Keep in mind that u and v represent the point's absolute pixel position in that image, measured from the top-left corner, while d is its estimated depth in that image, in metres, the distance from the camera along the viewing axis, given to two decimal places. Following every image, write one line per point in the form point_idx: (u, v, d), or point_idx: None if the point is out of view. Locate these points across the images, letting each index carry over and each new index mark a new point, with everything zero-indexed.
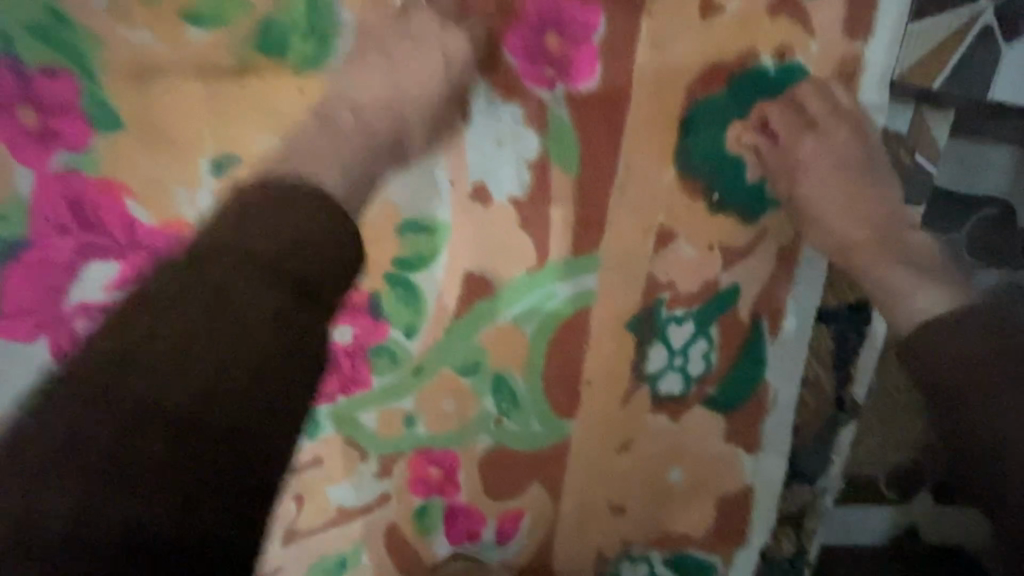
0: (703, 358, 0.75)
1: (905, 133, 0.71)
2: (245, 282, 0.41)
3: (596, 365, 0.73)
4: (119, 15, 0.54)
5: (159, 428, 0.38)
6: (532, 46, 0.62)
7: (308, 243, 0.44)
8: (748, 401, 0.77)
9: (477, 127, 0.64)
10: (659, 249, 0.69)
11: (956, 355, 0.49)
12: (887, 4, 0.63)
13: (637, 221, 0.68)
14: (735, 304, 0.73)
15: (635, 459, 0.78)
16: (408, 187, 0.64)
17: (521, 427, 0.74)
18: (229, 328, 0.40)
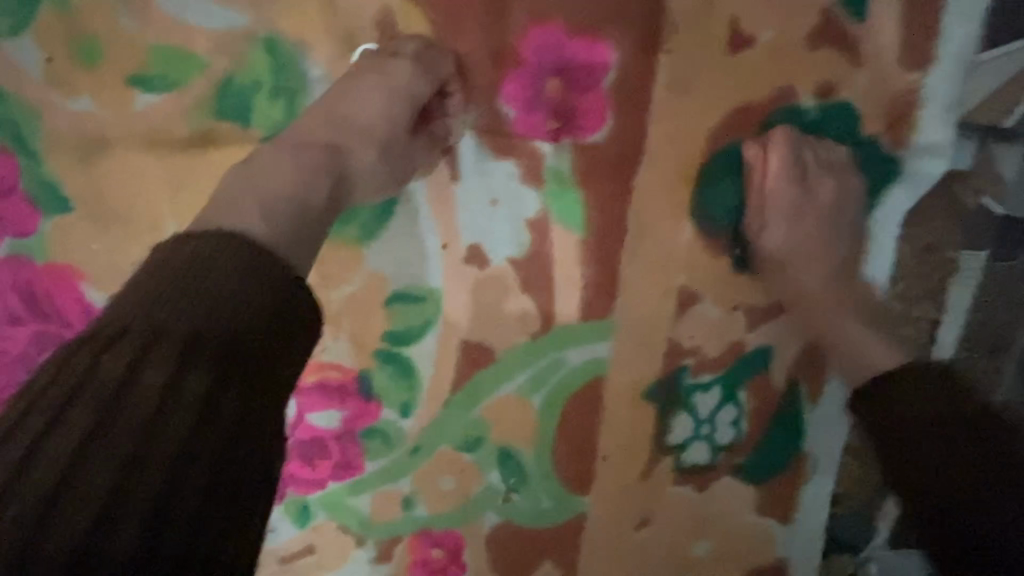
0: (732, 427, 0.65)
1: (968, 169, 0.60)
2: (162, 358, 0.31)
3: (612, 438, 0.65)
4: (57, 82, 0.49)
5: (55, 562, 0.27)
6: (532, 94, 0.54)
7: (255, 277, 0.34)
8: (783, 474, 0.67)
9: (467, 183, 0.56)
10: (680, 311, 0.61)
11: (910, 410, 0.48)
12: (951, 30, 0.54)
13: (654, 281, 0.60)
14: (768, 366, 0.63)
15: (657, 535, 0.69)
16: (395, 254, 0.57)
17: (530, 505, 0.66)
18: (145, 417, 0.30)
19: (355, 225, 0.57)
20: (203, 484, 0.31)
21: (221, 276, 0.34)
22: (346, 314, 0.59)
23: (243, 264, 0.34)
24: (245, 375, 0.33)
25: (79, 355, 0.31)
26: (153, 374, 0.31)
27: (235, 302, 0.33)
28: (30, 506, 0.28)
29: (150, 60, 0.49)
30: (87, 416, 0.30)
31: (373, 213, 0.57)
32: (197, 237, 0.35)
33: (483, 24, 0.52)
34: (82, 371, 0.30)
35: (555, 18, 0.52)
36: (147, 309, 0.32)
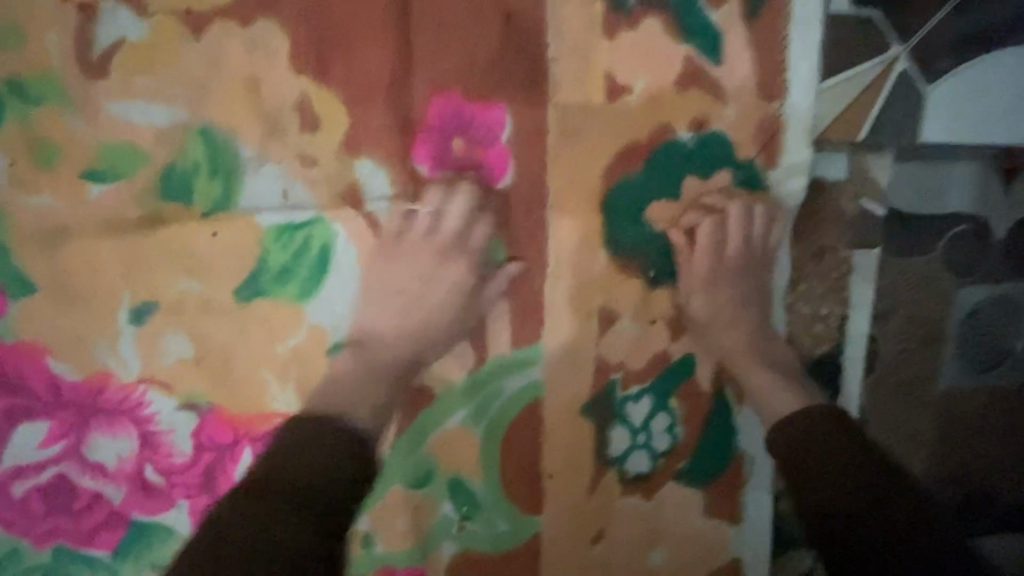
0: (668, 432, 0.69)
1: (845, 180, 0.69)
2: (298, 490, 0.48)
3: (557, 458, 0.68)
4: (20, 183, 0.56)
5: None
6: (440, 153, 0.61)
7: (342, 434, 0.53)
8: (722, 476, 0.71)
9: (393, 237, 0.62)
10: (604, 332, 0.66)
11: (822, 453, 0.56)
12: (797, 63, 0.63)
13: (576, 306, 0.65)
14: (691, 373, 0.68)
15: (612, 549, 0.71)
16: (334, 307, 0.62)
17: (486, 530, 0.69)
18: (251, 541, 0.45)
19: (293, 285, 0.61)
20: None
21: (326, 434, 0.53)
22: (294, 367, 0.62)
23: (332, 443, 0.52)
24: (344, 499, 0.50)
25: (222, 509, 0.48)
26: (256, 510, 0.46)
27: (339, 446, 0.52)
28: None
29: (100, 155, 0.56)
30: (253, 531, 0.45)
31: (311, 271, 0.61)
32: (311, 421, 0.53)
33: (391, 97, 0.59)
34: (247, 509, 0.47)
35: (453, 87, 0.60)
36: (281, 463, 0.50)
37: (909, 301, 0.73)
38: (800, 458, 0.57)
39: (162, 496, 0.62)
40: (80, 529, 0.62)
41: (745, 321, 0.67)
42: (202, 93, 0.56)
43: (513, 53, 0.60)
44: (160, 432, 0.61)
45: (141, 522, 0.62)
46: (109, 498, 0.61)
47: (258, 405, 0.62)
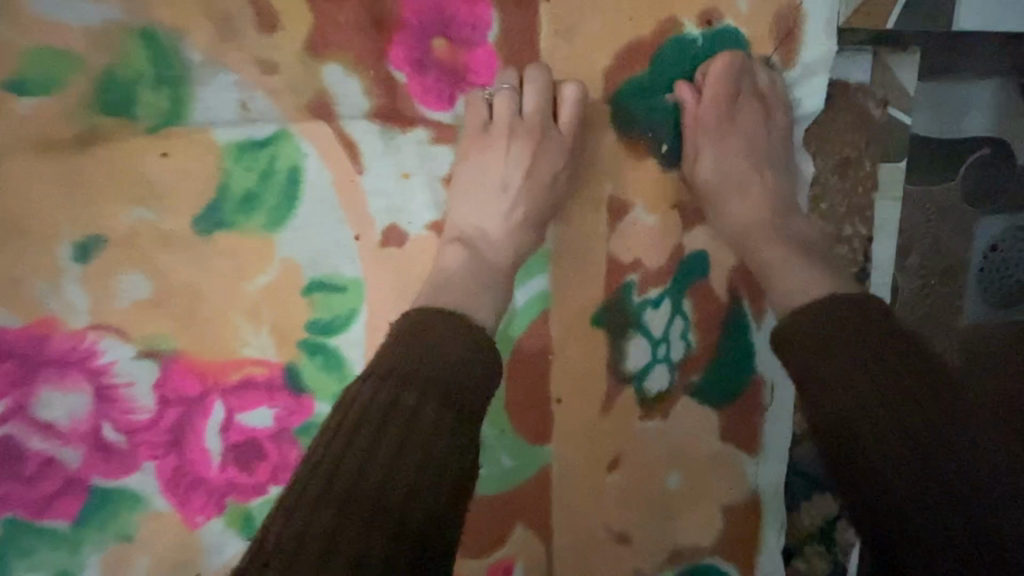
0: (684, 339, 0.63)
1: (869, 82, 0.63)
2: (436, 366, 0.44)
3: (566, 380, 0.62)
4: None
5: (407, 484, 0.40)
6: (420, 58, 0.54)
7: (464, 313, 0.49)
8: (742, 398, 0.64)
9: (373, 155, 0.54)
10: (614, 226, 0.59)
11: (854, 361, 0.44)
12: None
13: (580, 219, 0.60)
14: (706, 273, 0.61)
15: (624, 477, 0.66)
16: (307, 238, 0.54)
17: (490, 470, 0.64)
18: (403, 483, 0.40)
19: (260, 213, 0.53)
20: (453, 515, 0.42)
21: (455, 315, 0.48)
22: (265, 305, 0.55)
23: (472, 343, 0.46)
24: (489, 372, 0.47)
25: (339, 453, 0.41)
26: (395, 445, 0.41)
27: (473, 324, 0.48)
28: (344, 561, 0.38)
29: (25, 62, 0.48)
30: (405, 399, 0.42)
31: (279, 197, 0.53)
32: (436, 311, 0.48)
33: None
34: (396, 389, 0.43)
35: None
36: (424, 339, 0.45)
37: (924, 233, 0.69)
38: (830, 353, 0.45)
39: (124, 457, 0.55)
40: (34, 498, 0.55)
41: (781, 227, 0.57)
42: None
43: None
44: (117, 384, 0.54)
45: (102, 488, 0.56)
46: (64, 462, 0.55)
47: (227, 350, 0.55)
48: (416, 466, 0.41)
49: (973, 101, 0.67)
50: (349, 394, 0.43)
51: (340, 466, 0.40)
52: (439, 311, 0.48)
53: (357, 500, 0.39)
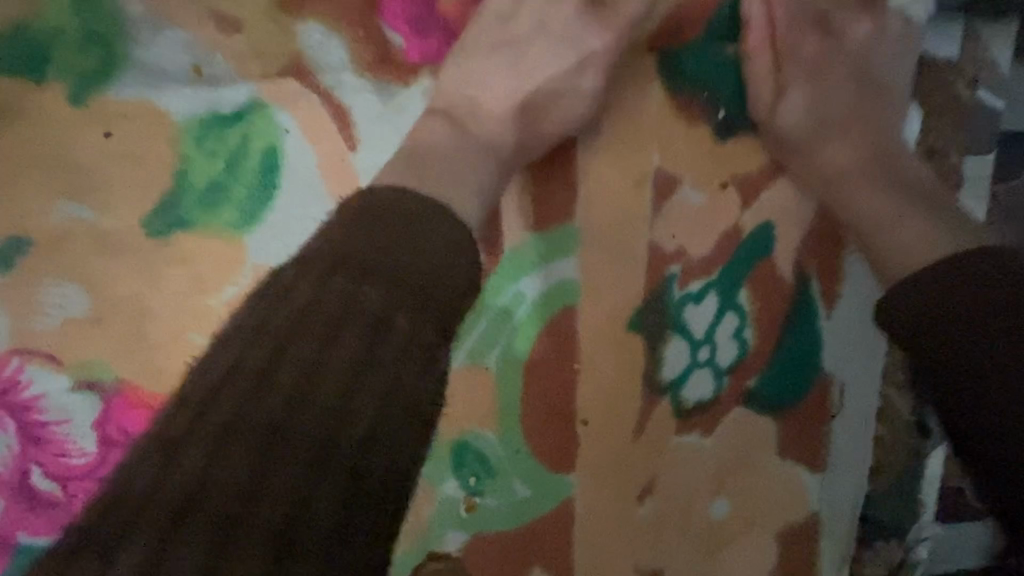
0: (735, 339, 0.53)
1: (959, 58, 0.52)
2: (378, 273, 0.33)
3: (594, 400, 0.51)
4: None
5: (330, 428, 0.30)
6: (420, 17, 0.43)
7: (432, 207, 0.37)
8: (803, 410, 0.56)
9: (364, 128, 0.43)
10: (660, 204, 0.48)
11: (971, 317, 0.36)
12: None
13: (619, 190, 0.47)
14: (768, 254, 0.51)
15: (660, 506, 0.56)
16: (281, 233, 0.43)
17: (503, 504, 0.52)
18: (346, 423, 0.30)
19: (228, 210, 0.42)
20: (404, 465, 0.31)
21: (416, 201, 0.37)
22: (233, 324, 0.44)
23: (449, 228, 0.36)
24: (456, 284, 0.35)
25: (235, 383, 0.30)
26: (352, 347, 0.31)
27: (442, 216, 0.37)
28: (278, 510, 0.28)
29: None
30: (329, 315, 0.31)
31: (251, 186, 0.42)
32: (393, 193, 0.37)
33: None
34: (320, 299, 0.32)
35: None
36: (365, 237, 0.34)
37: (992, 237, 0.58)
38: (940, 323, 0.37)
39: (58, 511, 0.45)
40: None
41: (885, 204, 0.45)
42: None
43: None
44: (49, 423, 0.44)
45: (30, 551, 0.45)
46: None
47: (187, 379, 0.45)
48: (341, 395, 0.30)
49: None
50: (277, 283, 0.33)
51: (236, 397, 0.29)
52: (402, 190, 0.37)
53: (267, 441, 0.29)
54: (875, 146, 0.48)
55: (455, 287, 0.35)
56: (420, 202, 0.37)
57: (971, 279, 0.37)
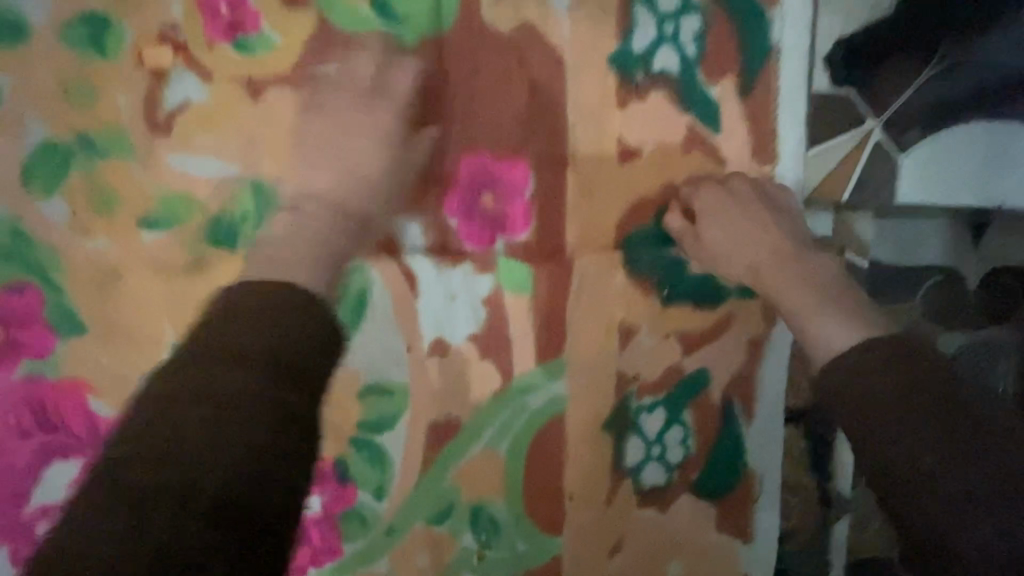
0: (680, 444, 0.74)
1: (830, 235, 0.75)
2: (234, 334, 0.40)
3: (577, 475, 0.71)
4: (78, 227, 0.58)
5: (194, 477, 0.36)
6: (469, 209, 0.67)
7: (299, 300, 0.43)
8: (733, 490, 0.75)
9: (425, 284, 0.66)
10: (625, 334, 0.71)
11: (868, 393, 0.48)
12: (784, 132, 0.71)
13: (598, 324, 0.70)
14: (702, 382, 0.73)
15: (626, 559, 0.74)
16: (365, 350, 0.65)
17: (506, 554, 0.70)
18: (205, 475, 0.36)
19: None
20: (262, 497, 0.37)
21: (271, 291, 0.43)
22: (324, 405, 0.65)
23: (297, 307, 0.43)
24: (271, 341, 0.40)
25: (115, 456, 0.36)
26: (197, 424, 0.37)
27: (297, 294, 0.44)
28: (136, 554, 0.34)
29: (158, 203, 0.60)
30: (190, 381, 0.38)
31: (347, 316, 0.65)
32: (255, 290, 0.43)
33: (429, 158, 0.65)
34: (191, 370, 0.38)
35: (483, 148, 0.66)
36: (227, 314, 0.41)
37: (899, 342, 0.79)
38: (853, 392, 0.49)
39: None
40: None
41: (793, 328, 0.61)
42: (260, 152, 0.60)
43: (538, 116, 0.67)
44: None
45: None
46: None
47: None
48: (206, 444, 0.36)
49: (922, 235, 0.78)
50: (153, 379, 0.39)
51: (109, 463, 0.36)
52: (289, 288, 0.44)
53: (144, 493, 0.35)
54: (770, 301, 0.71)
55: (269, 353, 0.39)
56: (279, 290, 0.43)
57: (880, 362, 0.49)
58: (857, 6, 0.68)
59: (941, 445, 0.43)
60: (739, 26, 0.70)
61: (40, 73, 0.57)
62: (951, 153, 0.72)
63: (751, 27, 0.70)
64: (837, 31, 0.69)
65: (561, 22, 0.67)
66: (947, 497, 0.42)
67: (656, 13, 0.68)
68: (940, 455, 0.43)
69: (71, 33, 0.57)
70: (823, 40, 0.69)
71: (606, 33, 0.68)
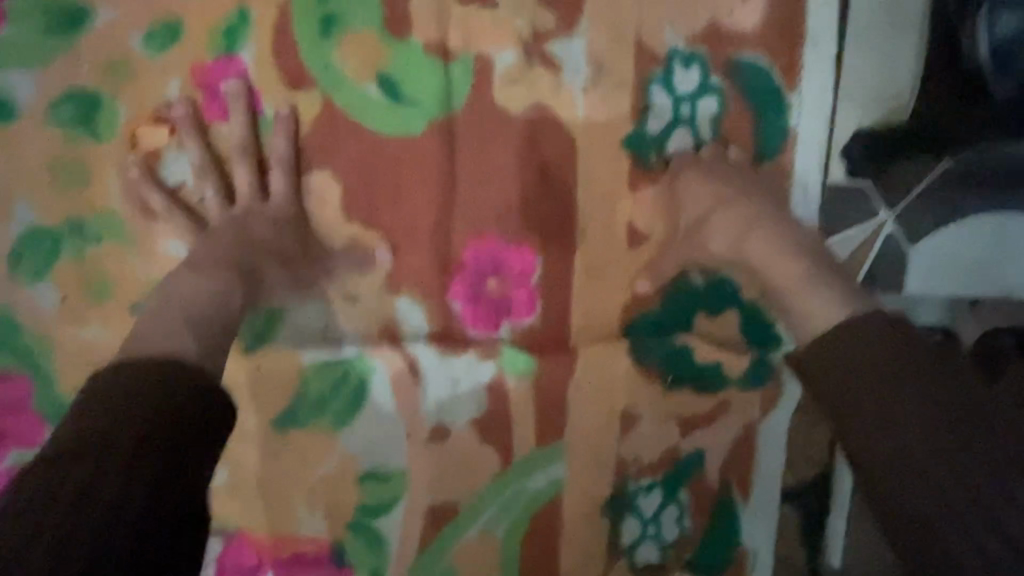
0: (677, 523, 0.73)
1: None
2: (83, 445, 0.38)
3: (572, 556, 0.71)
4: (70, 315, 0.56)
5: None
6: (473, 294, 0.65)
7: (152, 380, 0.42)
8: (726, 569, 0.75)
9: (427, 371, 0.65)
10: (627, 419, 0.70)
11: (861, 362, 0.47)
12: (798, 220, 0.68)
13: (600, 410, 0.69)
14: (701, 463, 0.73)
15: None
16: (364, 436, 0.65)
17: None
18: None
19: (329, 415, 0.63)
20: None
21: (138, 371, 0.42)
22: (321, 491, 0.65)
23: (151, 388, 0.42)
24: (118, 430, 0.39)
25: None
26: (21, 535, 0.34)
27: (152, 377, 0.42)
28: None
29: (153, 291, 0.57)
30: (33, 488, 0.36)
31: (346, 402, 0.63)
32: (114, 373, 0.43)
33: (433, 242, 0.63)
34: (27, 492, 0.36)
35: (489, 232, 0.64)
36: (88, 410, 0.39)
37: None
38: (837, 365, 0.48)
39: None
40: None
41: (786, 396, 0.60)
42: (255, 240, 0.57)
43: (546, 198, 0.65)
44: None
45: None
46: None
47: (290, 528, 0.65)
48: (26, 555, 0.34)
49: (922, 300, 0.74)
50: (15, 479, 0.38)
51: None
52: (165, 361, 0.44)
53: None
54: (773, 390, 0.71)
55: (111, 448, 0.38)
56: (139, 370, 0.43)
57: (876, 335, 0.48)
58: (876, 101, 0.67)
59: (938, 414, 0.42)
60: (757, 109, 0.67)
61: (27, 155, 0.54)
62: (965, 241, 0.70)
63: (770, 111, 0.68)
64: (854, 125, 0.67)
65: (573, 101, 0.64)
66: (956, 469, 0.40)
67: (673, 94, 0.66)
68: (933, 456, 0.41)
69: (59, 115, 0.54)
70: (839, 133, 0.68)
71: (619, 112, 0.65)
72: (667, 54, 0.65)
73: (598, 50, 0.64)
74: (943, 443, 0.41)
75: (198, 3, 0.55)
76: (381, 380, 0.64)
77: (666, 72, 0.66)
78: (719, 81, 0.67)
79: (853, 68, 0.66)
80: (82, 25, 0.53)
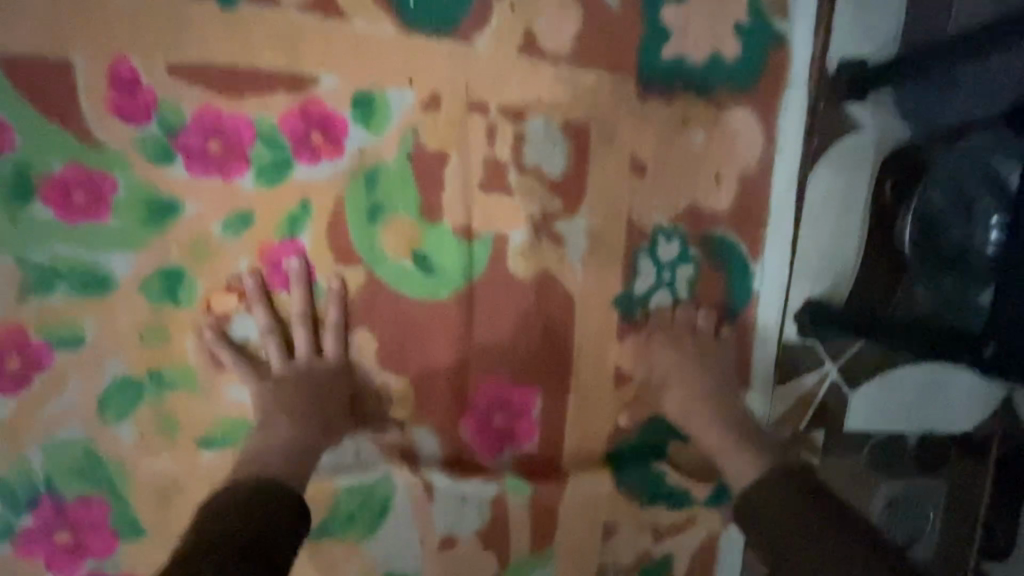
0: None
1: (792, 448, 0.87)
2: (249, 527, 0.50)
3: None
4: (144, 448, 0.67)
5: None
6: (482, 425, 0.77)
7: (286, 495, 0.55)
8: None
9: (441, 490, 0.76)
10: (608, 530, 0.82)
11: (782, 510, 0.58)
12: (757, 368, 0.81)
13: (585, 522, 0.81)
14: (669, 566, 0.85)
15: None
16: (385, 543, 0.76)
17: None
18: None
19: (357, 526, 0.75)
20: None
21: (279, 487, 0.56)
22: None
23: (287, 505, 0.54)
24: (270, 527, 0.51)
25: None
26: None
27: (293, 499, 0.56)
28: None
29: (215, 428, 0.68)
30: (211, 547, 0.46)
31: (372, 515, 0.75)
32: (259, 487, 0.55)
33: (450, 383, 0.75)
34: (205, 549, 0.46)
35: (498, 374, 0.76)
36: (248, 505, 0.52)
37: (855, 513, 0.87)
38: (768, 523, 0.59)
39: None
40: None
41: None
42: (309, 390, 0.68)
43: (548, 346, 0.77)
44: None
45: None
46: None
47: None
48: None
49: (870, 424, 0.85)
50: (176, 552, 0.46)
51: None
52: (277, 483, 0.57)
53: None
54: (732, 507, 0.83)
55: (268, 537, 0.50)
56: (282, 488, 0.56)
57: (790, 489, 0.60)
58: (823, 273, 0.80)
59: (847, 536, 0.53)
60: (727, 275, 0.80)
61: (118, 322, 0.65)
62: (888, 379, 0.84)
63: (737, 277, 0.80)
64: (806, 292, 0.81)
65: (574, 268, 0.77)
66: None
67: (656, 261, 0.79)
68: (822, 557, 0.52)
69: (148, 289, 0.65)
70: (794, 298, 0.80)
71: (612, 276, 0.78)
72: (653, 229, 0.78)
73: (596, 226, 0.76)
74: (824, 527, 0.54)
75: (268, 197, 0.66)
76: (402, 497, 0.75)
77: (651, 244, 0.78)
78: (695, 251, 0.79)
79: (807, 247, 0.80)
80: (171, 216, 0.64)
